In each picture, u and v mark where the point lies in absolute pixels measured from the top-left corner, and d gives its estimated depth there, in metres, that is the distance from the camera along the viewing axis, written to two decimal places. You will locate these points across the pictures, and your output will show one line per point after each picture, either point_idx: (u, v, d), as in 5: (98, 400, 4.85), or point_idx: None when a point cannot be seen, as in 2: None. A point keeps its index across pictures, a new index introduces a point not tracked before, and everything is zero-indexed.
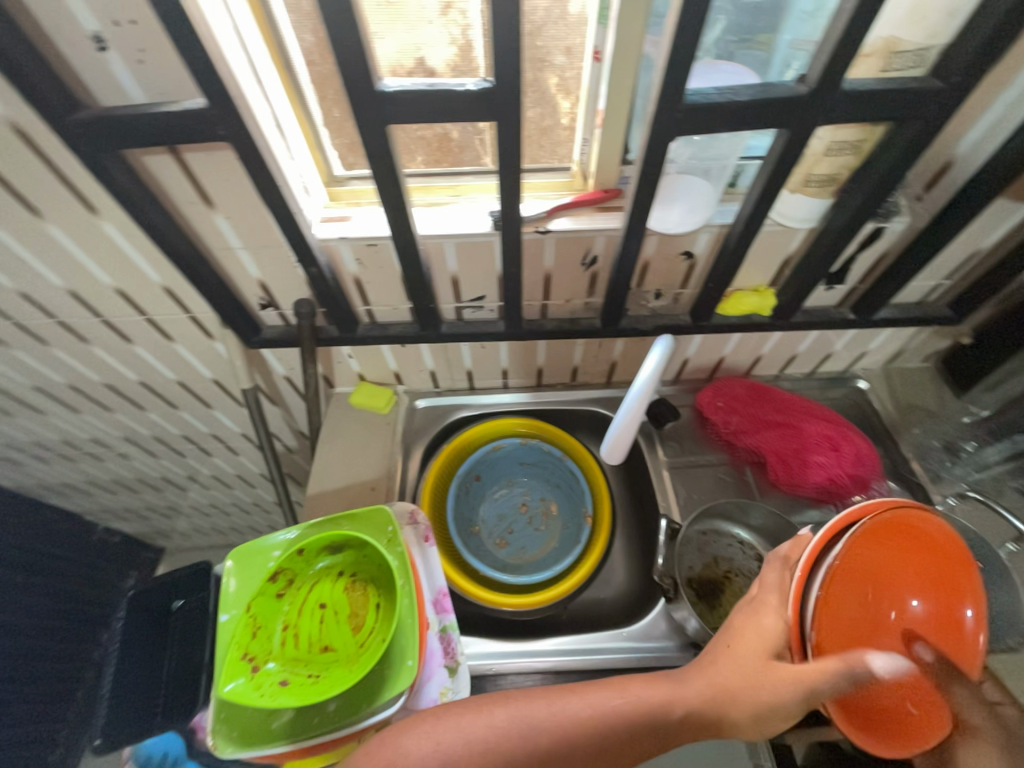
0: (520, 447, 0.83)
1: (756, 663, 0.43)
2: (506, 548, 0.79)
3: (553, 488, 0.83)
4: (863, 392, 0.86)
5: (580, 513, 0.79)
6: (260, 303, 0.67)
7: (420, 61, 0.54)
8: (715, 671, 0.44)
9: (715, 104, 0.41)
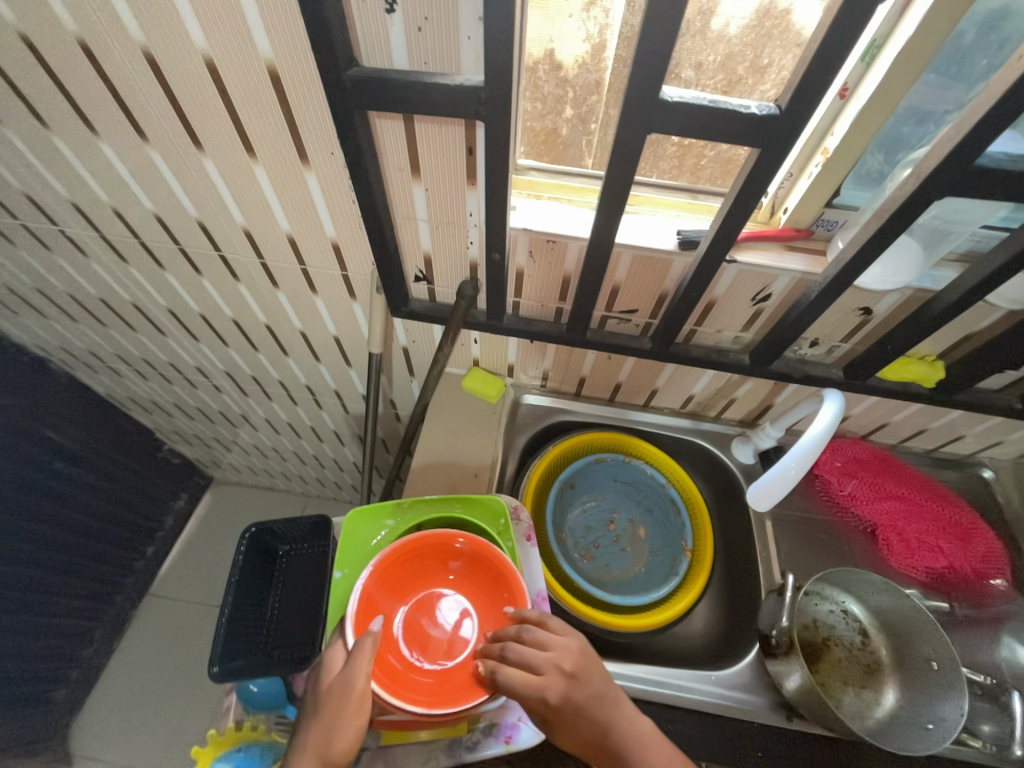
0: (621, 466, 0.82)
1: (338, 705, 0.48)
2: (589, 562, 0.78)
3: (645, 512, 0.81)
4: (986, 482, 0.81)
5: (675, 544, 0.78)
6: (416, 276, 0.68)
7: (549, 53, 0.55)
8: (323, 728, 0.47)
9: (1004, 171, 0.39)
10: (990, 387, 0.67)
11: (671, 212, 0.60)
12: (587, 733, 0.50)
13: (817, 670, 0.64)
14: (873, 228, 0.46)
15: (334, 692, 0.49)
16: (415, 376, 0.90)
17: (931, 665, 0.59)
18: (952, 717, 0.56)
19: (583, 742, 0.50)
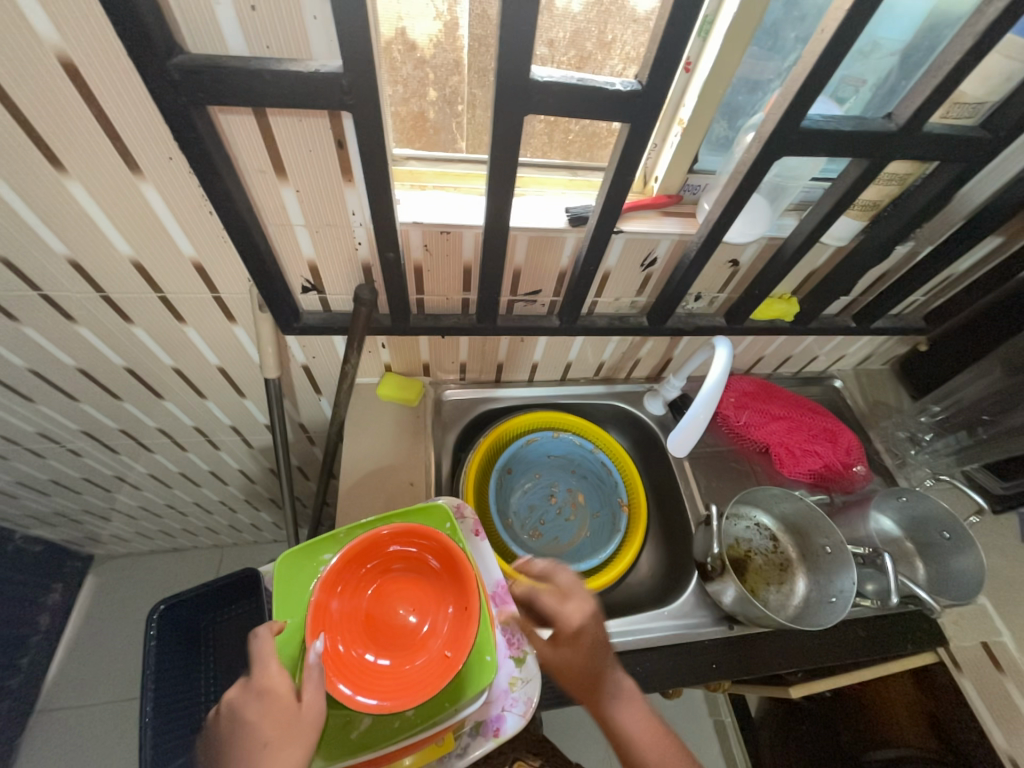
0: (551, 441, 0.84)
1: (288, 713, 0.46)
2: (538, 539, 0.81)
3: (580, 478, 0.85)
4: (838, 390, 0.97)
5: (612, 502, 0.83)
6: (303, 286, 0.62)
7: (400, 32, 0.51)
8: (271, 743, 0.45)
9: (823, 131, 0.46)
10: (832, 313, 0.80)
11: (557, 190, 0.62)
12: (583, 653, 0.56)
13: (746, 579, 0.74)
14: (732, 189, 0.52)
15: (271, 723, 0.46)
16: (323, 393, 0.83)
17: (827, 549, 0.71)
18: (847, 587, 0.66)
19: (582, 661, 0.56)
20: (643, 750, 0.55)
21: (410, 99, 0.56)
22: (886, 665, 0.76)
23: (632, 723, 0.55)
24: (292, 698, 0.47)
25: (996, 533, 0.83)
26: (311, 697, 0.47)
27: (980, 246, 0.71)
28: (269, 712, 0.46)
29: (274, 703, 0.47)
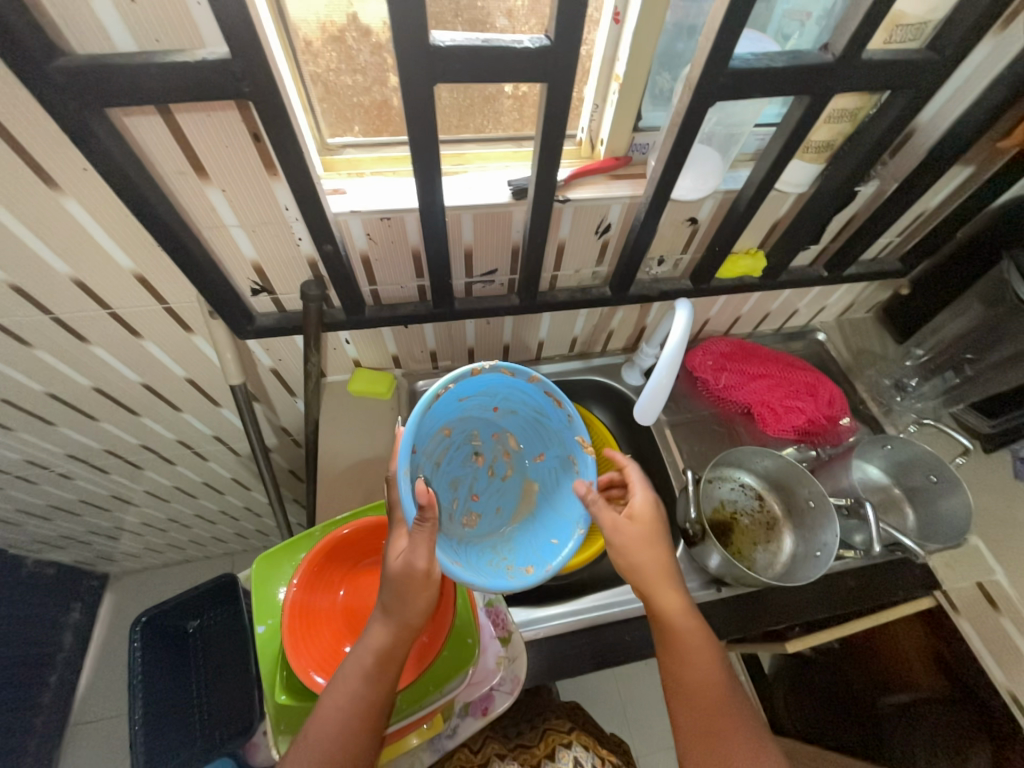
0: (469, 390, 0.57)
1: (413, 585, 0.48)
2: (477, 520, 0.62)
3: (508, 417, 0.63)
4: (822, 344, 0.95)
5: (566, 439, 0.61)
6: (252, 288, 0.61)
7: (353, 17, 0.49)
8: (396, 611, 0.49)
9: (753, 70, 0.43)
10: (802, 264, 0.78)
11: (500, 165, 0.60)
12: (654, 571, 0.56)
13: (731, 541, 0.73)
14: (670, 144, 0.50)
15: (400, 584, 0.48)
16: (296, 395, 0.83)
17: (810, 503, 0.70)
18: (830, 540, 0.65)
19: (656, 580, 0.56)
20: (705, 679, 0.53)
21: (373, 87, 0.55)
22: (880, 613, 0.76)
23: (705, 644, 0.54)
24: (414, 576, 0.47)
25: (987, 472, 0.81)
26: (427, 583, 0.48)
27: (952, 177, 0.68)
28: (402, 580, 0.48)
29: (405, 573, 0.47)
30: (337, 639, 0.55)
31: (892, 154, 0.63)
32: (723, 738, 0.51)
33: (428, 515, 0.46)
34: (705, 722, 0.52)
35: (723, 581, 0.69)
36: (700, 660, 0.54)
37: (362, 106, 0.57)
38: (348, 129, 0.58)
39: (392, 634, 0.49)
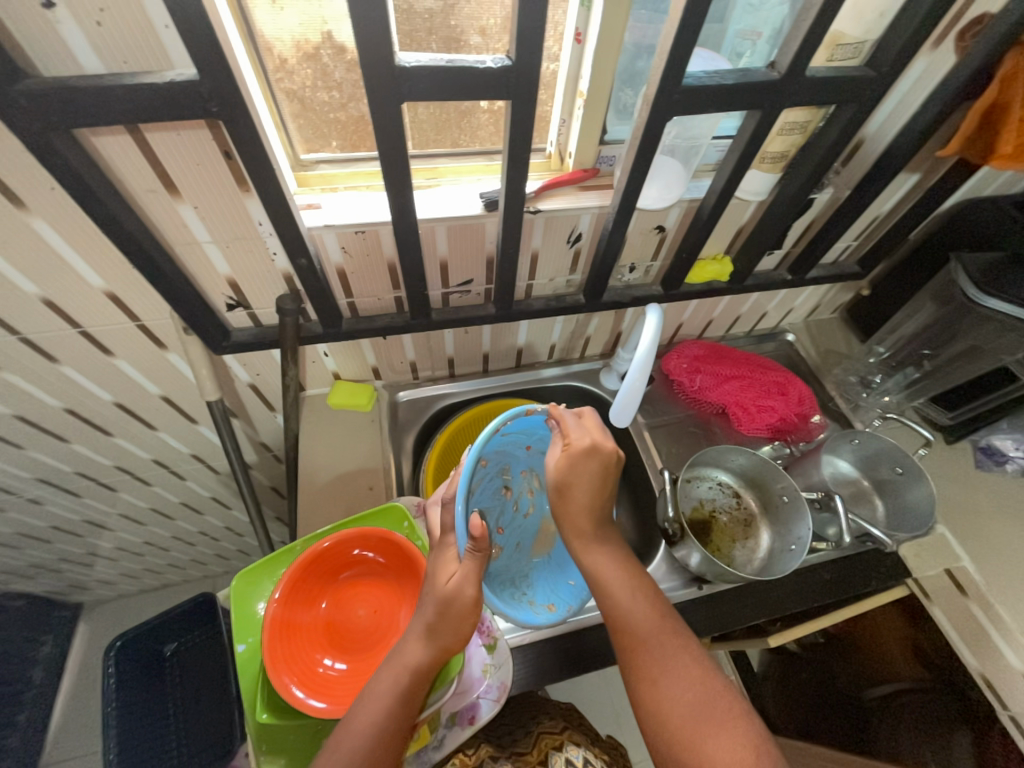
0: (515, 425, 0.55)
1: (462, 607, 0.47)
2: (499, 555, 0.59)
3: (539, 456, 0.61)
4: (792, 344, 0.98)
5: None
6: (228, 304, 0.61)
7: (327, 36, 0.50)
8: (439, 634, 0.48)
9: (706, 87, 0.46)
10: (767, 268, 0.81)
11: (472, 178, 0.62)
12: (580, 512, 0.54)
13: (710, 539, 0.75)
14: (632, 156, 0.52)
15: (444, 604, 0.47)
16: (275, 409, 0.82)
17: (784, 499, 0.72)
18: (804, 533, 0.67)
19: (576, 522, 0.54)
20: (629, 613, 0.52)
21: (348, 104, 0.56)
22: (857, 604, 0.78)
23: (625, 578, 0.54)
24: (464, 597, 0.47)
25: (949, 463, 0.85)
26: (470, 601, 0.47)
27: (901, 184, 0.72)
28: (449, 599, 0.47)
29: (455, 595, 0.47)
30: (318, 653, 0.55)
31: (844, 163, 0.68)
32: (652, 664, 0.50)
33: (481, 547, 0.47)
34: (637, 656, 0.51)
35: (704, 578, 0.70)
36: (621, 594, 0.53)
37: (338, 122, 0.57)
38: (325, 144, 0.59)
39: (432, 653, 0.48)
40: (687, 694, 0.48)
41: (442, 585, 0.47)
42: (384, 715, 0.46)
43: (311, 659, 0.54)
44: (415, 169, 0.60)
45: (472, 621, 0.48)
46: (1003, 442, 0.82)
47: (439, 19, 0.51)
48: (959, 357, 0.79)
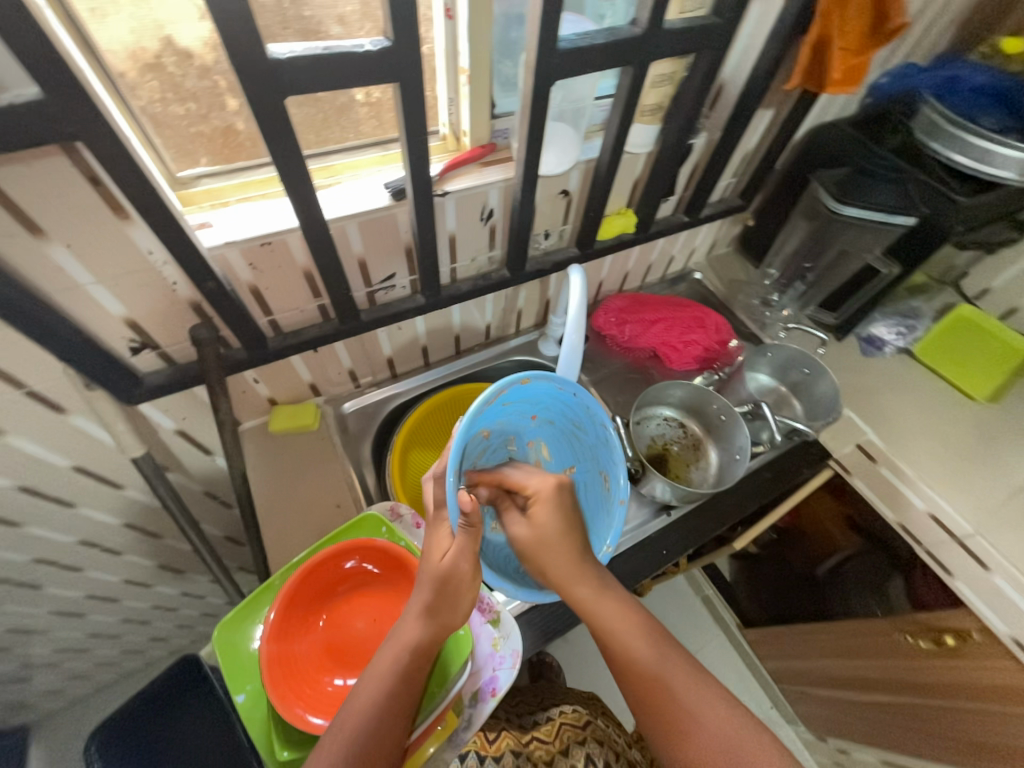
0: (517, 395, 0.58)
1: (460, 584, 0.49)
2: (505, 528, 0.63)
3: (544, 425, 0.65)
4: (700, 281, 1.07)
5: (601, 457, 0.66)
6: (132, 348, 0.56)
7: (166, 42, 0.44)
8: (443, 616, 0.49)
9: (580, 48, 0.48)
10: (666, 213, 0.88)
11: (372, 170, 0.60)
12: (566, 570, 0.52)
13: (668, 469, 0.81)
14: (526, 124, 0.54)
15: (438, 583, 0.49)
16: (213, 451, 0.76)
17: (722, 417, 0.80)
18: (744, 441, 0.76)
19: (568, 582, 0.51)
20: (639, 663, 0.49)
21: (210, 114, 0.51)
22: (798, 492, 0.89)
23: (630, 628, 0.50)
24: (460, 572, 0.49)
25: (843, 355, 0.98)
26: (464, 574, 0.49)
27: (761, 120, 0.80)
28: (440, 576, 0.49)
29: (447, 575, 0.49)
30: (324, 676, 0.54)
31: (711, 106, 0.74)
32: (683, 718, 0.46)
33: (474, 520, 0.48)
34: (655, 704, 0.48)
35: (670, 504, 0.77)
36: (630, 639, 0.50)
37: (203, 135, 0.52)
38: (192, 161, 0.53)
39: (430, 631, 0.49)
40: (721, 737, 0.45)
41: (437, 562, 0.49)
42: (380, 694, 0.47)
43: (320, 682, 0.53)
44: (311, 169, 0.58)
45: (471, 600, 0.49)
46: (880, 329, 0.96)
47: (290, 10, 0.48)
48: (832, 264, 0.92)
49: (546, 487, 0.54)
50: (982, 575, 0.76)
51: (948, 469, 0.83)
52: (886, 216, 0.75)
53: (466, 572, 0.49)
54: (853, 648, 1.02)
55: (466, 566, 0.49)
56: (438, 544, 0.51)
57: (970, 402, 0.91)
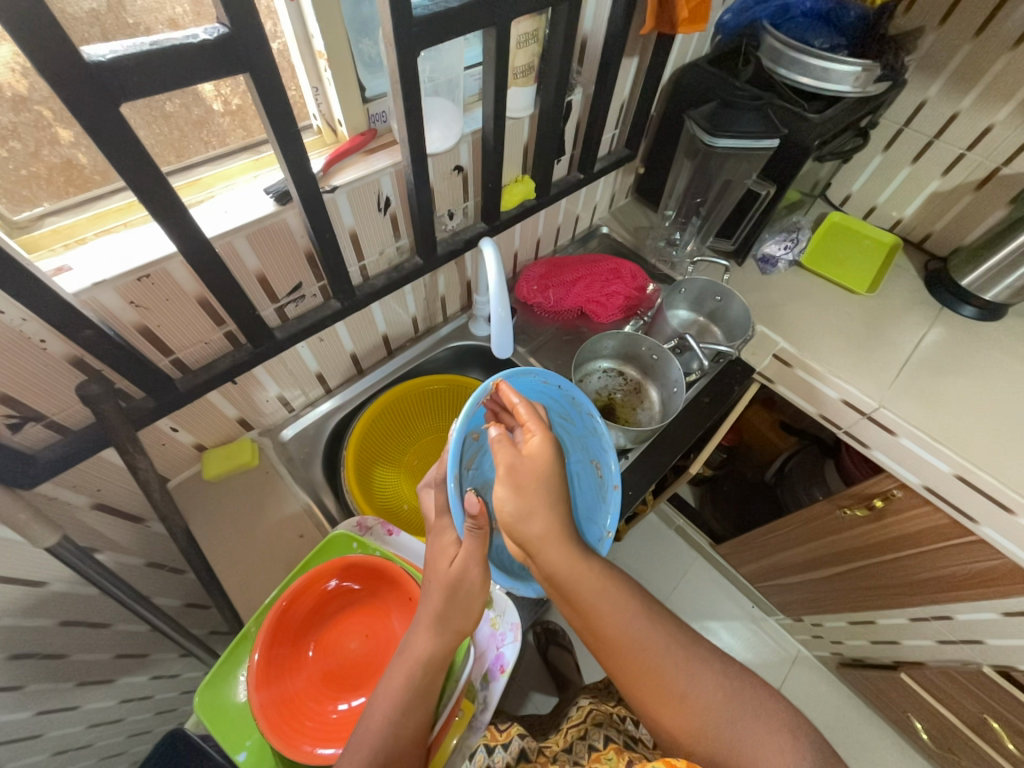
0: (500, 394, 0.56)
1: (463, 607, 0.48)
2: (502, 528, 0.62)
3: None
4: (609, 234, 1.11)
5: (591, 446, 0.63)
6: (10, 425, 0.49)
7: None
8: (455, 623, 0.49)
9: (435, 14, 0.47)
10: (562, 174, 0.89)
11: (247, 177, 0.56)
12: (541, 520, 0.46)
13: (618, 417, 0.85)
14: (400, 103, 0.52)
15: (448, 592, 0.48)
16: (145, 517, 0.69)
17: (654, 357, 0.84)
18: (677, 374, 0.81)
19: (542, 532, 0.46)
20: (622, 634, 0.48)
21: (42, 151, 0.43)
22: (735, 409, 0.97)
23: (604, 594, 0.48)
24: (470, 578, 0.48)
25: (747, 277, 1.06)
26: (473, 579, 0.47)
27: (629, 69, 0.83)
28: (448, 584, 0.48)
29: (453, 586, 0.48)
30: (327, 706, 0.53)
31: (581, 62, 0.76)
32: (677, 678, 0.48)
33: (482, 523, 0.46)
34: (647, 679, 0.47)
35: (626, 448, 0.80)
36: (615, 622, 0.48)
37: (39, 177, 0.44)
38: (31, 205, 0.45)
39: (440, 641, 0.49)
40: (711, 696, 0.47)
41: (447, 570, 0.48)
42: (385, 726, 0.47)
43: (324, 713, 0.52)
44: (177, 187, 0.52)
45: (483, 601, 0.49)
46: (770, 248, 1.05)
47: (109, 20, 0.41)
48: (719, 197, 0.99)
49: (531, 439, 0.47)
50: (890, 439, 0.88)
51: (848, 357, 0.94)
52: (756, 141, 0.79)
53: (477, 577, 0.48)
54: (810, 533, 1.11)
55: (479, 569, 0.48)
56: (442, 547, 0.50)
57: (854, 295, 1.03)
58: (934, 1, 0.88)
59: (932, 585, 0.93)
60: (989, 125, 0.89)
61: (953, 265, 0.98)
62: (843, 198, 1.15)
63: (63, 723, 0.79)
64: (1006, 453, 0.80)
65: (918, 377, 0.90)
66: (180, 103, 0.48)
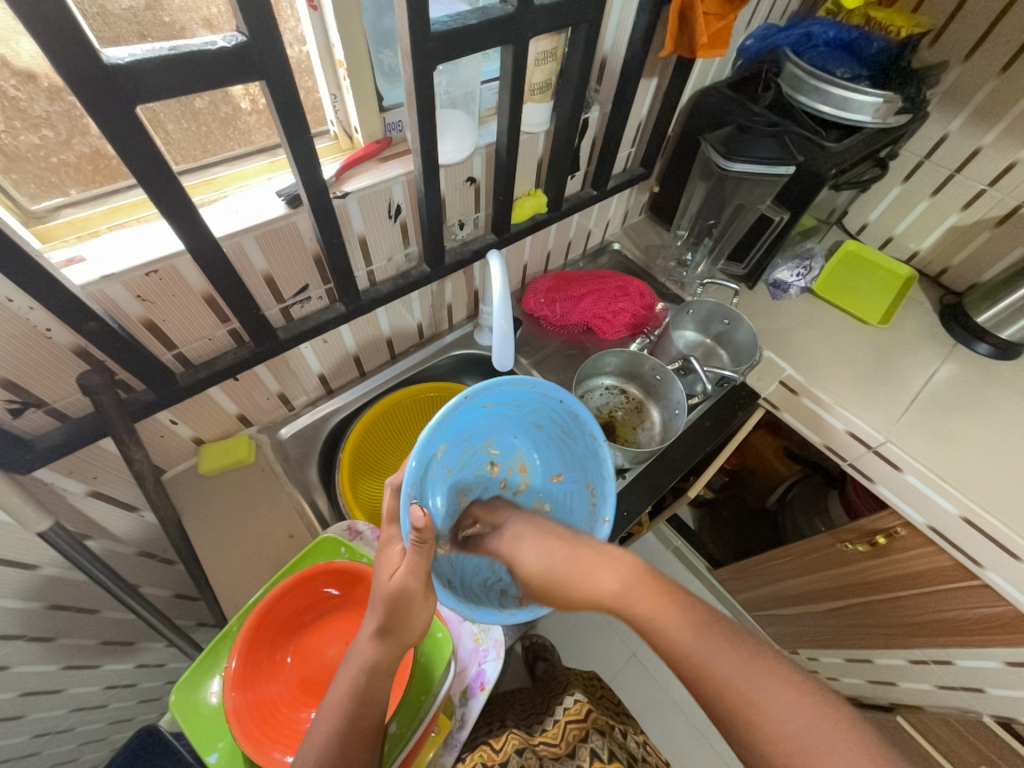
0: (496, 395, 0.58)
1: (413, 626, 0.49)
2: None
3: (536, 429, 0.64)
4: (620, 251, 1.11)
5: (590, 466, 0.63)
6: (12, 410, 0.49)
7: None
8: (395, 639, 0.49)
9: (453, 30, 0.48)
10: (576, 189, 0.90)
11: (260, 178, 0.57)
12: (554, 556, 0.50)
13: (616, 435, 0.84)
14: (414, 113, 0.53)
15: (391, 598, 0.48)
16: (140, 506, 0.70)
17: (658, 377, 0.83)
18: (680, 396, 0.79)
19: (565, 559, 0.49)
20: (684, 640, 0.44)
21: (73, 140, 0.44)
22: (737, 434, 0.96)
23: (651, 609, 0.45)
24: (410, 589, 0.47)
25: (757, 301, 1.05)
26: (415, 589, 0.47)
27: (647, 90, 0.84)
28: (391, 592, 0.48)
29: (393, 598, 0.48)
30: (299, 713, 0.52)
31: (599, 80, 0.77)
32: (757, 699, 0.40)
33: (426, 537, 0.46)
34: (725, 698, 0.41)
35: (622, 468, 0.79)
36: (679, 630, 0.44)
37: (68, 165, 0.45)
38: (60, 193, 0.47)
39: (384, 648, 0.49)
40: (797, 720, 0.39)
41: (386, 582, 0.48)
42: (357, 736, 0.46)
43: (295, 721, 0.52)
44: (190, 185, 0.53)
45: (426, 618, 0.49)
46: (783, 273, 1.03)
47: (147, 17, 0.42)
48: (731, 220, 0.99)
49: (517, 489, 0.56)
50: (896, 476, 0.86)
51: (857, 388, 0.92)
52: (771, 167, 0.78)
53: (418, 591, 0.47)
54: (809, 564, 1.09)
55: (421, 585, 0.47)
56: (388, 558, 0.51)
57: (866, 326, 1.01)
58: (962, 35, 0.87)
59: (932, 628, 0.90)
60: (1012, 162, 0.88)
61: (969, 302, 0.97)
62: (860, 226, 1.14)
63: (48, 705, 0.79)
64: (1015, 496, 0.78)
65: (927, 414, 0.88)
66: (208, 100, 0.49)
